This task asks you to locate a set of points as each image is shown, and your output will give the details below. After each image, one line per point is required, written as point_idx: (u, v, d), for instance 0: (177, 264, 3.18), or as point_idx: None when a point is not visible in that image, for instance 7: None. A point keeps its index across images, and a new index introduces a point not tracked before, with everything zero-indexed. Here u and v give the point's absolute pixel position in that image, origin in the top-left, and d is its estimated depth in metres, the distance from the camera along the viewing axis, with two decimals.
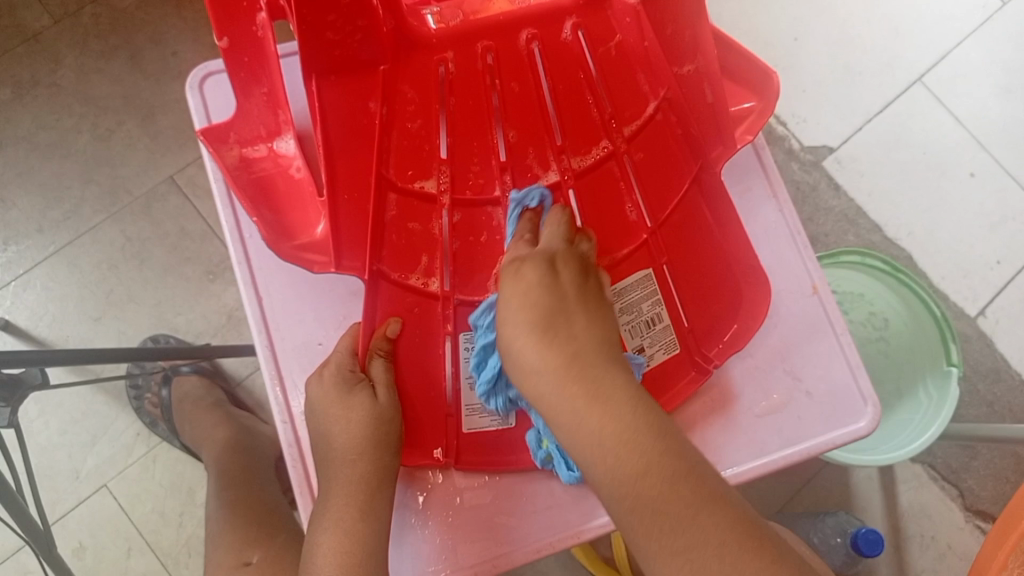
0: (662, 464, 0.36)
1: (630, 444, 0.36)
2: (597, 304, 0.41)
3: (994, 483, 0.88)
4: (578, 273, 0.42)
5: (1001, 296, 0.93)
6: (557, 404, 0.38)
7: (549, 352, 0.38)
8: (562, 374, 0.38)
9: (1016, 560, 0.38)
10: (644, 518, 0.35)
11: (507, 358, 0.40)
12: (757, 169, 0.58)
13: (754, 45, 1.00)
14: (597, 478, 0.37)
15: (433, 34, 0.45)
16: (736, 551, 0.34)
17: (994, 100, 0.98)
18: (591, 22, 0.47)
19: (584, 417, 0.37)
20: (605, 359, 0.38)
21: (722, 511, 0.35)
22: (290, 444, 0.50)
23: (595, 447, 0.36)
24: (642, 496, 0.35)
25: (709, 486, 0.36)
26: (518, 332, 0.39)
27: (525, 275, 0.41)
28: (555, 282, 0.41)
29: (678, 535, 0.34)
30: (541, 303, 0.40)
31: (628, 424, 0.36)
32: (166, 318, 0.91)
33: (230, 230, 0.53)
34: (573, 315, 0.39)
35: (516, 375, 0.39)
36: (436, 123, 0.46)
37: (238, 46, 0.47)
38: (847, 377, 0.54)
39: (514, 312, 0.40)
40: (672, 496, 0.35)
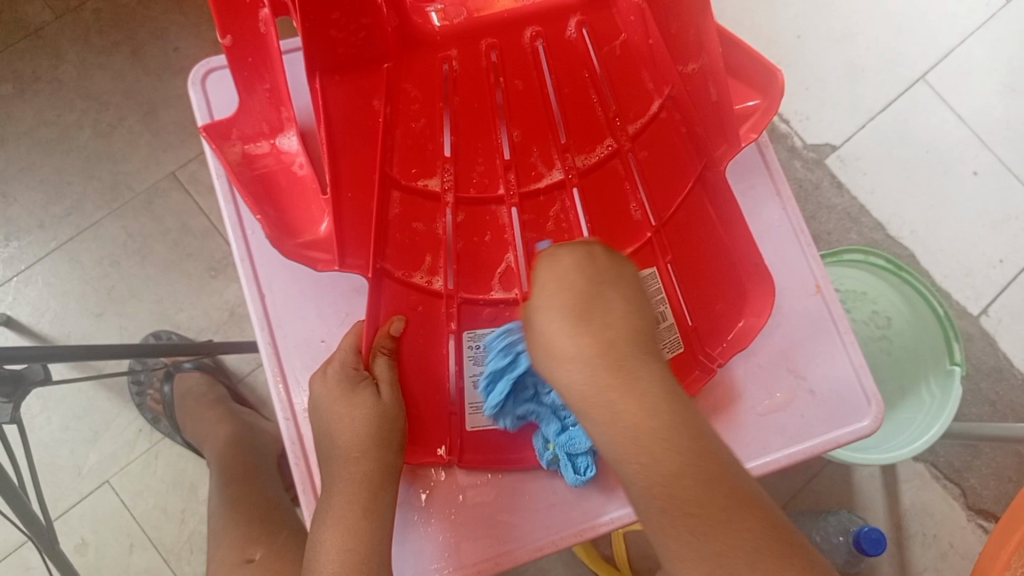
0: (698, 466, 0.34)
1: (667, 442, 0.35)
2: (632, 293, 0.40)
3: (996, 482, 0.88)
4: (614, 258, 0.41)
5: (1004, 294, 0.93)
6: (591, 394, 0.36)
7: (585, 338, 0.37)
8: (597, 363, 0.36)
9: (1021, 558, 0.40)
10: (677, 521, 0.34)
11: (537, 346, 0.38)
12: (761, 167, 0.58)
13: (757, 42, 0.99)
14: (630, 477, 0.35)
15: (437, 32, 0.46)
16: (772, 559, 0.33)
17: (998, 98, 0.97)
18: (595, 20, 0.48)
19: (620, 410, 0.35)
20: (641, 351, 0.37)
21: (756, 517, 0.34)
22: (293, 441, 0.50)
23: (630, 443, 0.35)
24: (677, 497, 0.34)
25: (742, 489, 0.35)
26: (551, 317, 0.38)
27: (563, 259, 0.40)
28: (592, 266, 0.40)
29: (712, 540, 0.33)
30: (576, 287, 0.39)
31: (665, 421, 0.35)
32: (168, 314, 0.91)
33: (231, 225, 0.53)
34: (608, 302, 0.38)
35: (547, 364, 0.38)
36: (440, 121, 0.46)
37: (242, 43, 0.48)
38: (851, 376, 0.53)
39: (549, 296, 0.39)
40: (708, 498, 0.34)
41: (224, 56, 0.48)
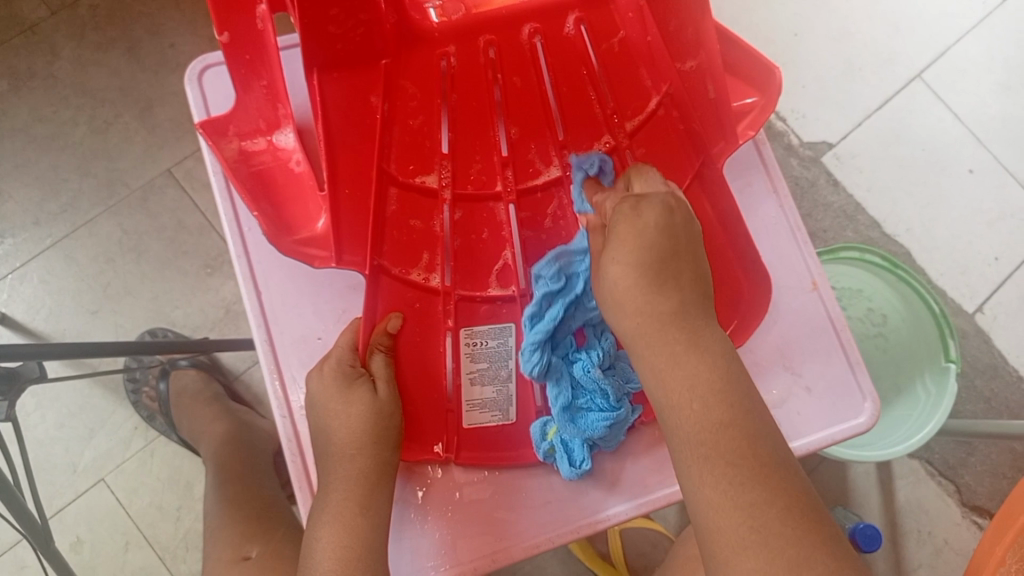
0: (743, 422, 0.37)
1: (720, 395, 0.38)
2: (704, 257, 0.42)
3: (990, 479, 0.88)
4: (692, 219, 0.42)
5: (999, 292, 0.93)
6: (655, 342, 0.39)
7: (656, 293, 0.39)
8: (665, 317, 0.39)
9: (1015, 554, 0.41)
10: (716, 468, 0.36)
11: (606, 292, 0.41)
12: (758, 165, 0.58)
13: (755, 40, 0.99)
14: (675, 420, 0.38)
15: (436, 28, 0.45)
16: (801, 520, 0.35)
17: (995, 96, 0.98)
18: (594, 16, 0.47)
19: (679, 359, 0.38)
20: (706, 312, 0.40)
21: (792, 479, 0.37)
22: (289, 438, 0.50)
23: (685, 391, 0.38)
24: (722, 446, 0.37)
25: (781, 453, 0.37)
26: (622, 269, 0.40)
27: (644, 214, 0.41)
28: (670, 224, 0.41)
29: (747, 492, 0.36)
30: (652, 243, 0.40)
31: (721, 376, 0.38)
32: (163, 311, 0.91)
33: (229, 221, 0.53)
34: (684, 261, 0.40)
35: (613, 311, 0.40)
36: (437, 118, 0.46)
37: (238, 42, 0.47)
38: (847, 373, 0.54)
39: (622, 250, 0.40)
40: (750, 453, 0.37)
41: (222, 53, 0.48)
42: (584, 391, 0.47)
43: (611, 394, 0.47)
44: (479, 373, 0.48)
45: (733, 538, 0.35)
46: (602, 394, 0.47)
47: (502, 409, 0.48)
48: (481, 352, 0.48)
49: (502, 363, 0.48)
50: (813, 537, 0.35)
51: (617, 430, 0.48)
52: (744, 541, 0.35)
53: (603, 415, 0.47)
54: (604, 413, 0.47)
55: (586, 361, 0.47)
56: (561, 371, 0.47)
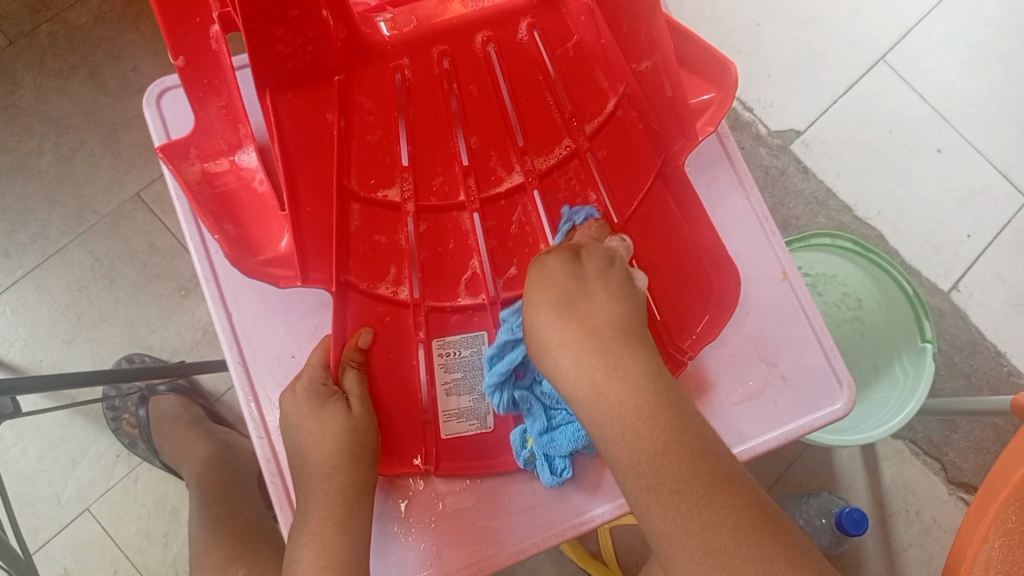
0: (680, 444, 0.37)
1: (649, 420, 0.37)
2: (621, 284, 0.42)
3: (975, 455, 0.89)
4: (603, 256, 0.43)
5: (973, 269, 0.94)
6: (578, 377, 0.39)
7: (572, 329, 0.40)
8: (583, 350, 0.39)
9: (997, 530, 0.42)
10: (660, 496, 0.36)
11: (531, 339, 0.42)
12: (722, 157, 0.58)
13: (718, 32, 1.00)
14: (614, 453, 0.38)
15: (387, 41, 0.46)
16: (751, 535, 0.35)
17: (959, 75, 0.99)
18: (545, 22, 0.48)
19: (603, 391, 0.38)
20: (628, 336, 0.40)
21: (737, 493, 0.36)
22: (268, 459, 0.49)
23: (615, 422, 0.38)
24: (660, 473, 0.36)
25: (722, 468, 0.37)
26: (537, 311, 0.41)
27: (549, 264, 0.43)
28: (578, 268, 0.43)
29: (694, 516, 0.36)
30: (563, 285, 0.42)
31: (648, 401, 0.38)
32: (140, 337, 0.90)
33: (195, 246, 0.52)
34: (596, 294, 0.41)
35: (539, 352, 0.41)
36: (395, 131, 0.46)
37: (196, 64, 0.47)
38: (821, 360, 0.54)
39: (538, 296, 0.42)
40: (690, 475, 0.36)
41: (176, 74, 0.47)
42: (558, 406, 0.48)
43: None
44: (454, 383, 0.48)
45: (690, 564, 0.35)
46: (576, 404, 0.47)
47: (480, 417, 0.48)
48: (455, 362, 0.48)
49: (477, 371, 0.48)
50: (766, 550, 0.35)
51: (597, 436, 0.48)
52: (701, 567, 0.35)
53: (581, 423, 0.47)
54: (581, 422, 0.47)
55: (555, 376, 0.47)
56: (528, 397, 0.47)
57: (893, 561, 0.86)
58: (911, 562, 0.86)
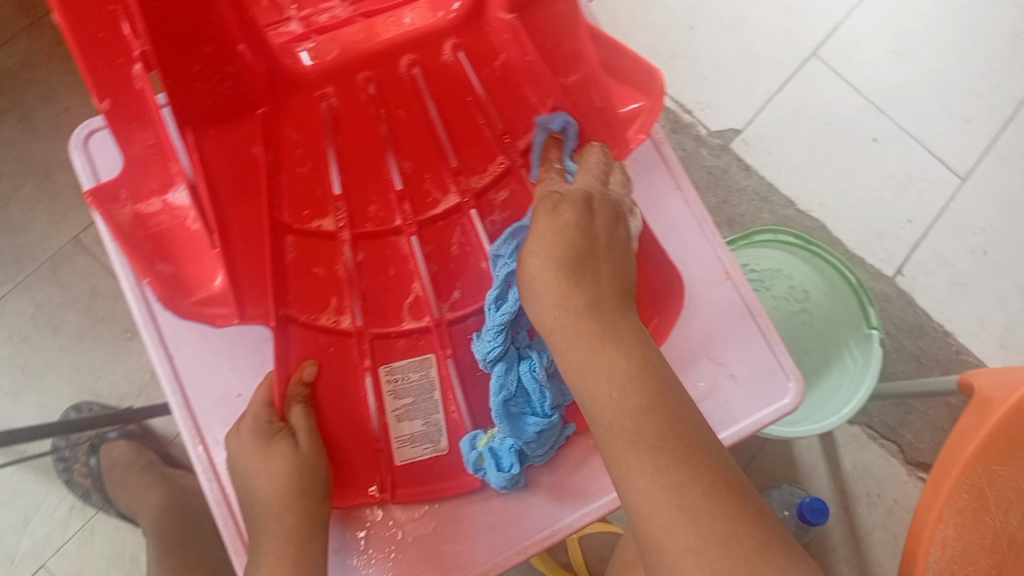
0: (663, 406, 0.38)
1: (637, 383, 0.38)
2: (623, 253, 0.43)
3: (930, 434, 0.91)
4: (612, 217, 0.43)
5: (916, 252, 0.97)
6: (572, 336, 0.40)
7: (572, 290, 0.40)
8: (580, 312, 0.40)
9: (951, 511, 0.43)
10: (641, 452, 0.37)
11: (528, 293, 0.42)
12: (658, 163, 0.59)
13: (653, 37, 1.01)
14: (599, 411, 0.39)
15: (311, 72, 0.47)
16: (724, 496, 0.36)
17: (889, 65, 1.01)
18: (469, 43, 0.49)
19: (596, 352, 0.39)
20: (623, 308, 0.41)
21: (714, 457, 0.37)
22: (219, 502, 0.48)
23: (604, 381, 0.39)
24: (644, 430, 0.37)
25: (701, 433, 0.38)
26: (542, 264, 0.41)
27: (563, 213, 0.42)
28: (588, 222, 0.42)
29: (673, 473, 0.36)
30: (570, 238, 0.42)
31: (639, 364, 0.39)
32: (87, 384, 0.88)
33: (132, 290, 0.51)
34: (600, 260, 0.42)
35: (534, 309, 0.41)
36: (326, 161, 0.47)
37: (119, 103, 0.44)
38: (768, 356, 0.55)
39: (539, 248, 0.42)
40: (671, 434, 0.37)
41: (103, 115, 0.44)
42: (524, 392, 0.47)
43: (548, 398, 0.46)
44: (404, 409, 0.47)
45: (662, 520, 0.36)
46: (539, 397, 0.47)
47: (433, 440, 0.48)
48: (404, 387, 0.47)
49: (427, 395, 0.48)
50: (739, 511, 0.36)
51: (548, 440, 0.47)
52: (672, 522, 0.36)
53: (537, 419, 0.46)
54: (538, 417, 0.47)
55: (534, 361, 0.47)
56: (512, 364, 0.47)
57: (860, 545, 0.87)
58: (876, 544, 0.87)
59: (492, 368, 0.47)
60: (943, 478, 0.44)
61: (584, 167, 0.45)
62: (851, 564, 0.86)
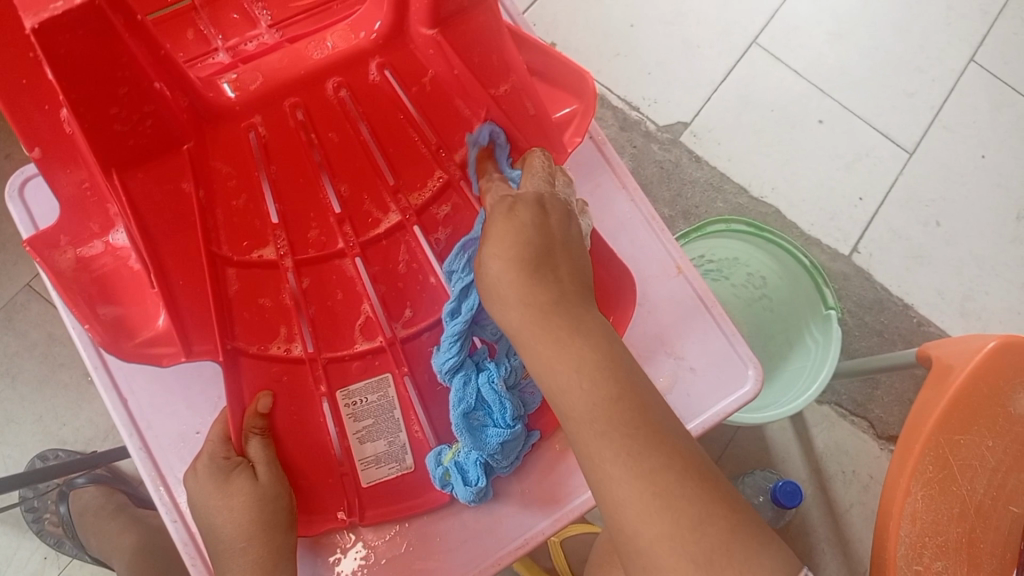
0: (631, 395, 0.38)
1: (606, 372, 0.38)
2: (578, 246, 0.44)
3: (898, 407, 0.92)
4: (565, 214, 0.44)
5: (870, 229, 0.98)
6: (537, 330, 0.40)
7: (534, 285, 0.40)
8: (544, 307, 0.40)
9: (918, 483, 0.44)
10: (613, 441, 0.37)
11: (490, 292, 0.42)
12: (602, 164, 0.59)
13: (596, 39, 1.00)
14: (569, 403, 0.38)
15: (235, 102, 0.46)
16: (696, 480, 0.36)
17: (829, 47, 1.03)
18: (394, 60, 0.49)
19: (564, 345, 0.39)
20: (586, 303, 0.41)
21: (682, 443, 0.38)
22: (185, 542, 0.48)
23: (573, 373, 0.38)
24: (614, 420, 0.37)
25: (668, 421, 0.38)
26: (500, 261, 0.42)
27: (516, 211, 0.43)
28: (545, 221, 0.43)
29: (645, 460, 0.36)
30: (528, 236, 0.42)
31: (604, 355, 0.39)
32: (52, 431, 0.86)
33: (79, 335, 0.51)
34: (558, 253, 0.42)
35: (496, 305, 0.42)
36: (260, 192, 0.46)
37: (52, 150, 0.43)
38: (726, 346, 0.55)
39: (499, 247, 0.42)
40: (642, 422, 0.37)
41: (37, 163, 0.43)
42: (484, 404, 0.47)
43: (508, 409, 0.47)
44: (366, 431, 0.47)
45: (637, 508, 0.36)
46: (499, 408, 0.47)
47: (398, 459, 0.48)
48: (362, 410, 0.47)
49: (387, 414, 0.48)
50: (711, 494, 0.36)
51: (513, 451, 0.47)
52: (647, 510, 0.35)
53: (499, 431, 0.47)
54: (499, 429, 0.47)
55: (493, 372, 0.47)
56: (471, 376, 0.47)
57: (839, 523, 0.88)
58: (855, 520, 0.88)
59: (451, 380, 0.47)
60: (908, 452, 0.44)
61: (530, 169, 0.46)
62: (832, 542, 0.87)
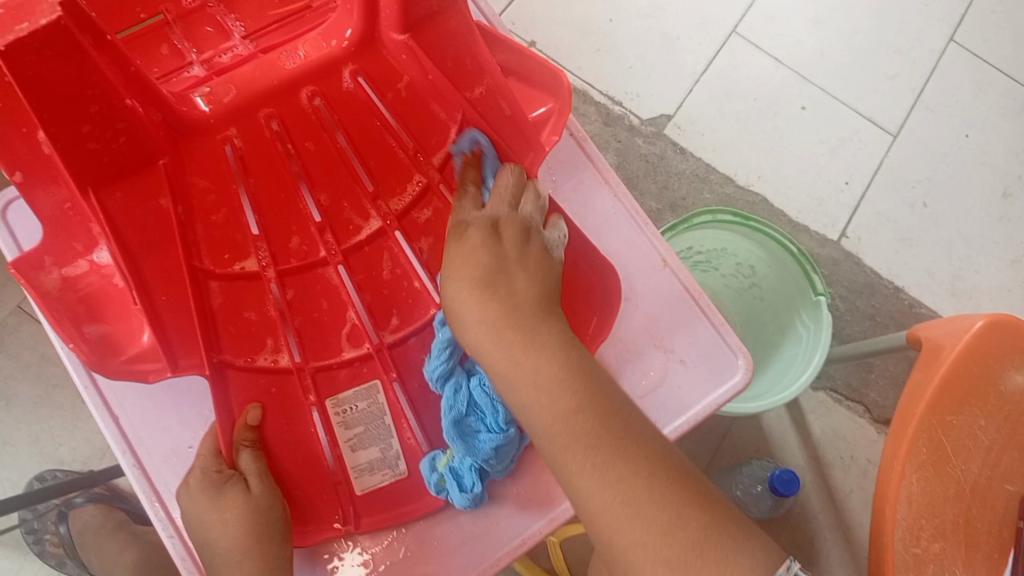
0: (592, 404, 0.38)
1: (562, 383, 0.38)
2: (539, 261, 0.43)
3: (893, 390, 0.93)
4: (522, 234, 0.44)
5: (857, 214, 0.98)
6: (495, 349, 0.40)
7: (489, 306, 0.40)
8: (499, 325, 0.40)
9: (912, 465, 0.43)
10: (578, 453, 0.37)
11: (452, 318, 0.42)
12: (584, 161, 0.59)
13: (574, 32, 1.00)
14: (533, 418, 0.38)
15: (209, 116, 0.46)
16: (664, 482, 0.36)
17: (808, 33, 1.03)
18: (368, 67, 0.49)
19: (520, 361, 0.39)
20: (543, 312, 0.41)
21: (647, 447, 0.37)
22: (183, 557, 0.48)
23: (530, 387, 0.38)
24: (575, 430, 0.37)
25: (634, 426, 0.38)
26: (456, 288, 0.42)
27: (469, 239, 0.43)
28: (497, 244, 0.43)
29: (610, 469, 0.36)
30: (482, 262, 0.42)
31: (562, 366, 0.39)
32: (48, 453, 0.86)
33: (68, 356, 0.51)
34: (512, 270, 0.41)
35: (459, 330, 0.42)
36: (239, 204, 0.47)
37: (33, 172, 0.40)
38: (715, 337, 0.55)
39: (454, 272, 0.42)
40: (604, 430, 0.37)
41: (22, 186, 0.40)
42: (477, 410, 0.47)
43: (500, 413, 0.46)
44: (357, 439, 0.47)
45: (608, 516, 0.36)
46: (492, 412, 0.47)
47: (392, 466, 0.48)
48: (353, 417, 0.47)
49: (378, 421, 0.48)
50: (679, 495, 0.36)
51: (508, 453, 0.47)
52: (619, 518, 0.36)
53: (491, 435, 0.46)
54: (492, 433, 0.46)
55: (483, 376, 0.47)
56: (461, 382, 0.47)
57: (839, 508, 0.88)
58: (855, 504, 0.89)
59: (442, 388, 0.47)
60: (902, 435, 0.44)
61: (495, 194, 0.45)
62: (833, 527, 0.88)
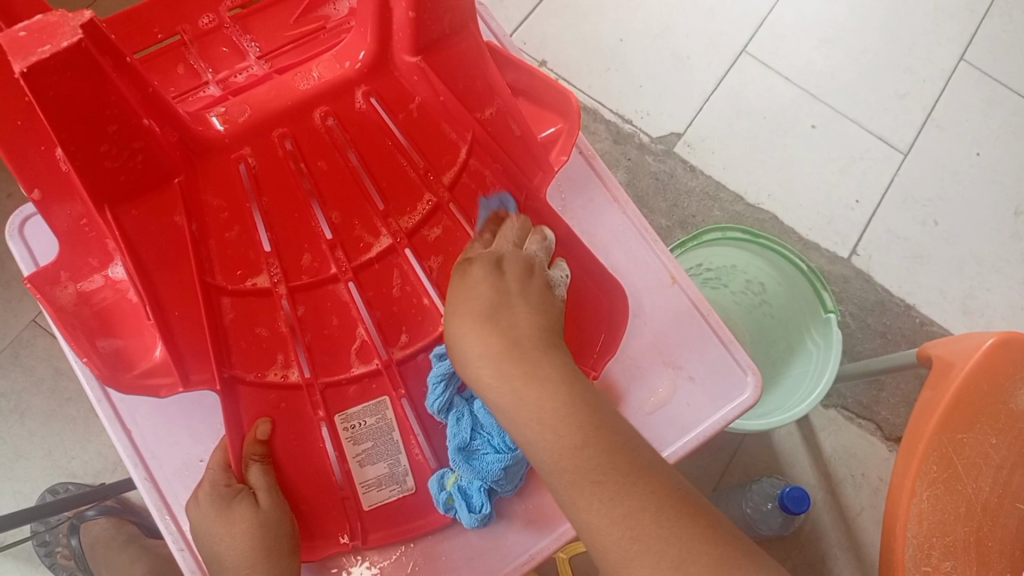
0: (598, 439, 0.38)
1: (568, 421, 0.37)
2: (541, 297, 0.43)
3: (905, 408, 0.92)
4: (524, 270, 0.44)
5: (868, 231, 0.98)
6: (498, 383, 0.39)
7: (491, 340, 0.39)
8: (501, 359, 0.39)
9: (923, 482, 0.43)
10: (585, 490, 0.37)
11: (453, 350, 0.41)
12: (592, 178, 0.60)
13: (584, 51, 1.01)
14: (539, 454, 0.38)
15: (224, 135, 0.47)
16: (671, 517, 0.37)
17: (818, 51, 1.04)
18: (380, 88, 0.50)
19: (523, 397, 0.38)
20: (544, 345, 0.40)
21: (654, 479, 0.38)
22: (193, 570, 0.48)
23: (535, 424, 0.38)
24: (582, 467, 0.37)
25: (641, 458, 0.38)
26: (459, 320, 0.41)
27: (472, 275, 0.43)
28: (500, 280, 0.43)
29: (619, 505, 0.37)
30: (485, 296, 0.41)
31: (566, 402, 0.38)
32: (61, 465, 0.87)
33: (82, 370, 0.51)
34: (515, 304, 0.41)
35: (460, 362, 0.41)
36: (251, 222, 0.48)
37: (52, 189, 0.43)
38: (724, 354, 0.55)
39: (456, 308, 0.41)
40: (610, 467, 0.37)
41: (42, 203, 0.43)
42: (482, 433, 0.47)
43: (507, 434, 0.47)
44: (365, 454, 0.48)
45: (617, 551, 0.36)
46: (499, 433, 0.47)
47: (399, 481, 0.48)
48: (361, 433, 0.48)
49: (386, 436, 0.48)
50: (687, 530, 0.37)
51: (515, 473, 0.47)
52: (629, 553, 0.36)
53: (499, 456, 0.46)
54: (500, 454, 0.47)
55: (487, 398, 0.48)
56: (462, 410, 0.48)
57: (850, 527, 0.88)
58: (866, 524, 0.88)
59: (445, 417, 0.48)
60: (912, 452, 0.44)
61: (500, 235, 0.47)
62: (844, 547, 0.87)
